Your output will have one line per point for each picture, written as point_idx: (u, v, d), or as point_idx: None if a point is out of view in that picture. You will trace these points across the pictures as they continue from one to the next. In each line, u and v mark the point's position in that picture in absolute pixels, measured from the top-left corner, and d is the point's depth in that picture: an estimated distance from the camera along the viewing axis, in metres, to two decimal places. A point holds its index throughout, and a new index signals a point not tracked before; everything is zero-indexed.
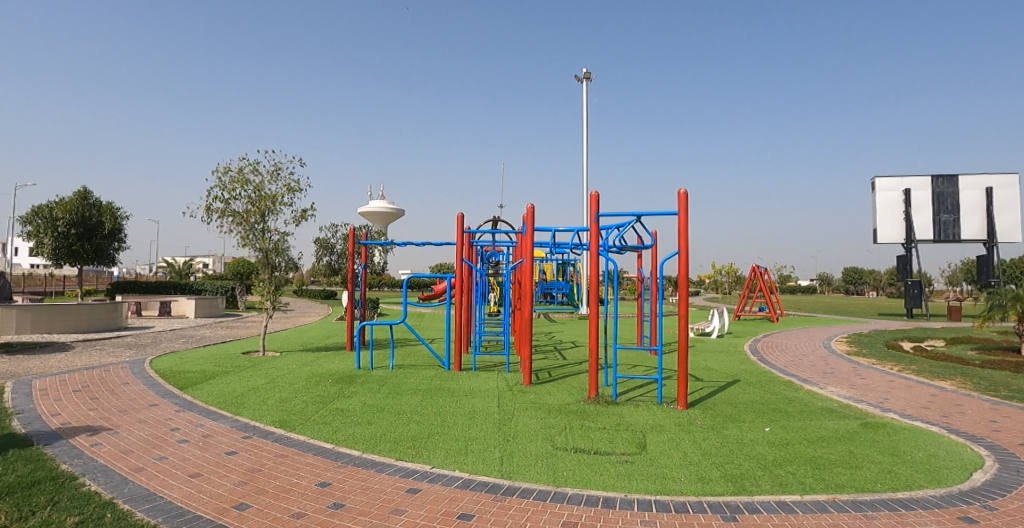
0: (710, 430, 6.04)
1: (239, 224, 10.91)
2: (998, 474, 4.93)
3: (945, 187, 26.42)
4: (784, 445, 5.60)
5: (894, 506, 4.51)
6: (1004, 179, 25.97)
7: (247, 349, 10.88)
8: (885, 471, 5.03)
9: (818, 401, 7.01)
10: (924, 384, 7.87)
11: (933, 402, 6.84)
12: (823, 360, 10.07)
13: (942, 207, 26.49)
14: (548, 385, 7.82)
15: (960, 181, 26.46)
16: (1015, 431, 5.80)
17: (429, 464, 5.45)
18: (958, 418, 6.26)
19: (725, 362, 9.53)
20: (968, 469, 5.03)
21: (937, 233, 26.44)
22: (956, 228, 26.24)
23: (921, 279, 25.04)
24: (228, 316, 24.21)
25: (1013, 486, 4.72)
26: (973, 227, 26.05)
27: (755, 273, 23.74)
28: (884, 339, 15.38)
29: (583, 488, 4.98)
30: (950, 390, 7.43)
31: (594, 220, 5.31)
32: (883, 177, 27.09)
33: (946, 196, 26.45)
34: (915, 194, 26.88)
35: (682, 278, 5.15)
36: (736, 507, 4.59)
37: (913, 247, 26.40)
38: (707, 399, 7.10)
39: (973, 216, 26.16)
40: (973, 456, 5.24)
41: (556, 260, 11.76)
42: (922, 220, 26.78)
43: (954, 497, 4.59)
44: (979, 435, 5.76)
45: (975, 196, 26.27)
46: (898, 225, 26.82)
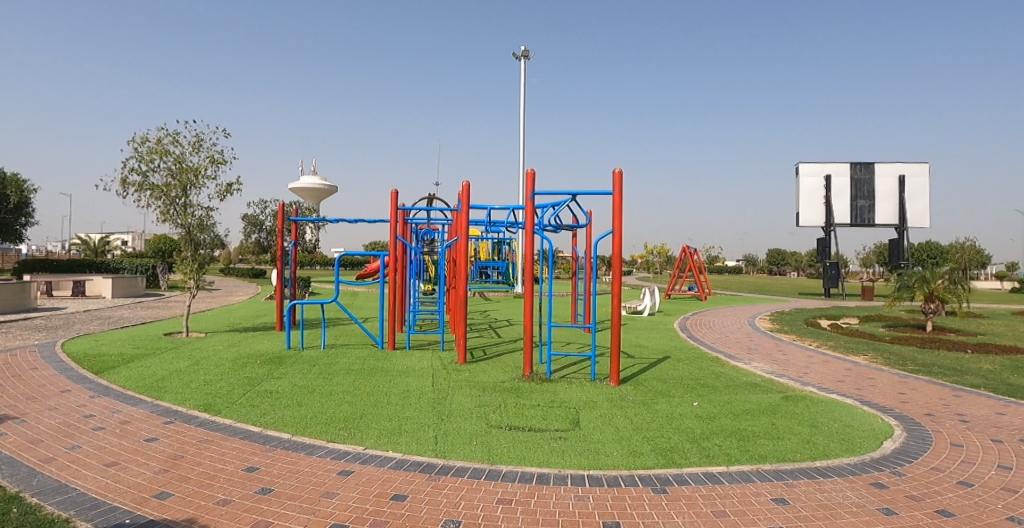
0: (641, 405, 6.16)
1: (159, 199, 10.36)
2: (905, 442, 5.24)
3: (864, 173, 27.96)
4: (711, 418, 5.77)
5: (813, 473, 4.78)
6: (916, 168, 27.71)
7: (170, 330, 10.40)
8: (804, 441, 5.26)
9: (741, 376, 7.28)
10: (841, 359, 8.30)
11: (847, 376, 7.21)
12: (748, 336, 10.52)
13: (860, 193, 28.03)
14: (483, 363, 7.82)
15: (877, 168, 28.02)
16: (920, 402, 6.18)
17: (362, 445, 5.34)
18: (870, 390, 6.62)
19: (656, 339, 9.81)
20: (880, 438, 5.31)
21: (854, 217, 27.96)
22: (872, 214, 27.86)
23: (839, 261, 26.50)
24: (149, 297, 23.12)
25: (919, 454, 5.03)
26: (887, 213, 27.74)
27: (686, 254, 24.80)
28: (803, 316, 16.19)
29: (518, 465, 5.01)
30: (863, 365, 7.87)
31: (529, 198, 5.30)
32: (807, 162, 28.40)
33: (865, 182, 27.97)
34: (835, 180, 28.31)
35: (617, 257, 5.21)
36: (665, 480, 4.77)
37: (833, 231, 27.87)
38: (638, 375, 7.25)
39: (886, 203, 27.84)
40: (883, 425, 5.54)
41: (493, 239, 11.62)
42: (842, 205, 28.23)
43: (867, 464, 4.88)
44: (886, 406, 6.11)
45: (889, 184, 27.99)
46: (819, 209, 28.22)
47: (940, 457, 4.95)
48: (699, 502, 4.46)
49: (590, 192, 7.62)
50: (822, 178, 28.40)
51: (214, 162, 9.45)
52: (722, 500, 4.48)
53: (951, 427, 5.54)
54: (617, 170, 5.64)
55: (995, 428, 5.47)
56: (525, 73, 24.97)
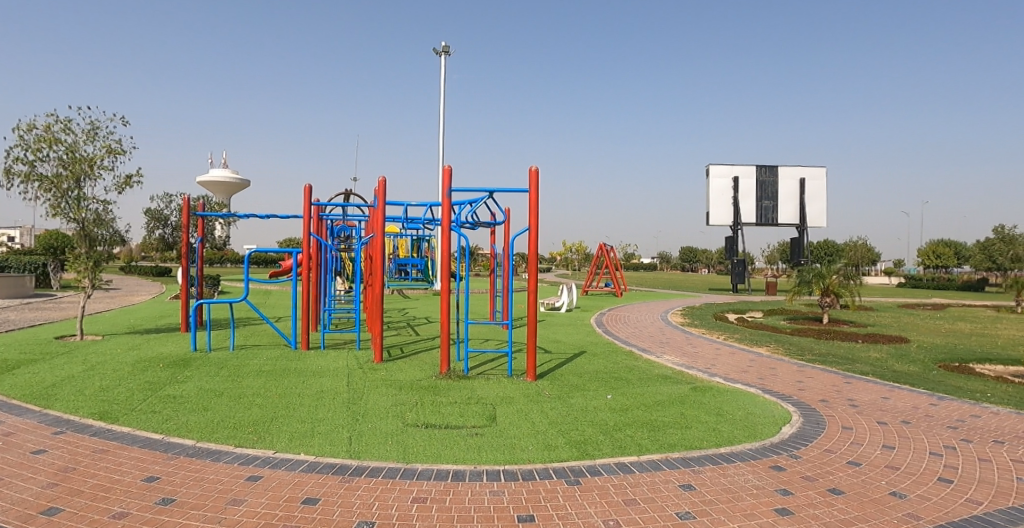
0: (557, 399, 6.26)
1: (48, 191, 9.69)
2: (802, 427, 5.56)
3: (768, 176, 29.80)
4: (624, 410, 5.93)
5: (717, 459, 5.01)
6: (815, 172, 29.85)
7: (60, 334, 9.66)
8: (711, 429, 5.49)
9: (653, 368, 7.53)
10: (745, 350, 8.74)
11: (751, 366, 7.59)
12: (660, 330, 10.94)
13: (764, 194, 29.80)
14: (400, 361, 7.76)
15: (781, 171, 29.90)
16: (815, 389, 6.59)
17: (272, 449, 5.15)
18: (772, 380, 6.98)
19: (572, 334, 10.04)
20: (779, 424, 5.62)
21: (759, 217, 29.67)
22: (774, 214, 29.70)
23: (745, 258, 28.11)
24: (34, 296, 21.32)
25: (814, 437, 5.36)
26: (789, 213, 29.65)
27: (603, 251, 25.59)
28: (711, 310, 17.03)
29: (434, 462, 4.97)
30: (766, 355, 8.31)
31: (445, 195, 5.40)
32: (717, 164, 29.83)
33: (768, 185, 29.84)
34: (743, 181, 29.88)
35: (533, 254, 5.29)
36: (579, 471, 4.87)
37: (740, 230, 29.48)
38: (554, 370, 7.37)
39: (788, 204, 29.79)
40: (783, 411, 5.87)
41: (411, 236, 11.51)
42: (748, 206, 29.86)
43: (767, 449, 5.15)
44: (786, 394, 6.47)
45: (790, 186, 29.99)
46: (727, 209, 29.75)
47: (832, 439, 5.31)
48: (611, 492, 4.57)
49: (508, 190, 7.72)
50: (729, 180, 29.84)
51: (111, 152, 8.97)
52: (633, 489, 4.63)
53: (842, 411, 5.95)
54: (537, 171, 5.36)
55: (879, 411, 5.94)
56: (445, 69, 24.95)
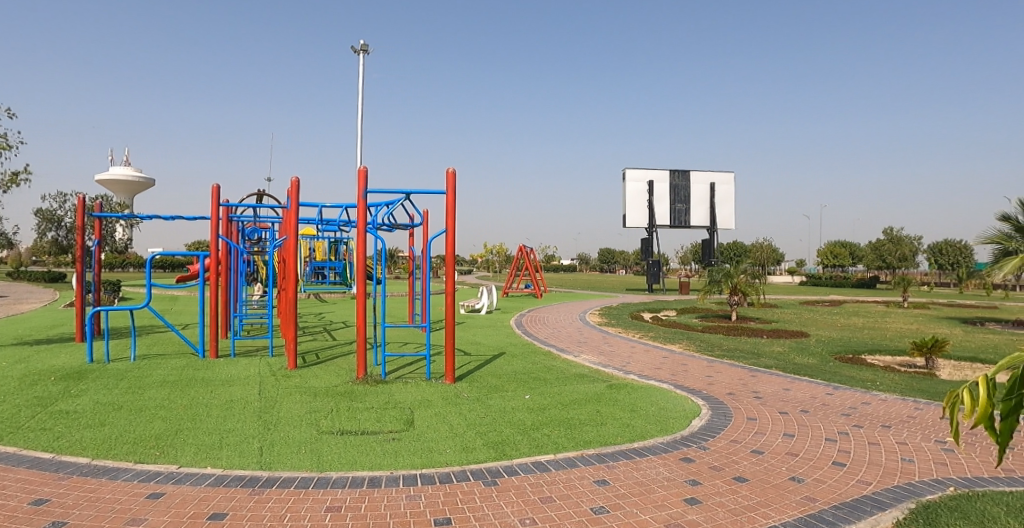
0: (476, 401, 6.30)
1: None
2: (711, 420, 5.81)
3: (681, 181, 31.45)
4: (541, 409, 6.04)
5: (631, 454, 5.19)
6: (724, 178, 31.87)
7: None
8: (625, 425, 5.68)
9: (571, 368, 7.69)
10: (659, 347, 9.12)
11: (664, 363, 7.88)
12: (577, 330, 11.24)
13: (677, 198, 31.37)
14: (316, 367, 7.62)
15: (692, 176, 31.65)
16: (723, 383, 6.93)
17: (176, 464, 4.91)
18: (683, 375, 7.27)
19: (491, 335, 10.16)
20: (689, 417, 5.86)
21: (673, 220, 31.11)
22: (687, 217, 31.25)
23: (660, 259, 29.45)
24: None
25: (721, 429, 5.62)
26: (700, 216, 31.34)
27: (522, 253, 26.80)
28: (630, 310, 17.59)
29: (349, 470, 4.88)
30: (678, 352, 8.69)
31: (360, 197, 6.15)
32: (633, 168, 30.96)
33: (681, 189, 31.44)
34: (658, 186, 31.28)
35: (449, 254, 5.64)
36: (496, 472, 4.91)
37: (655, 231, 30.78)
38: (474, 372, 7.39)
39: (699, 208, 31.50)
40: (693, 405, 6.12)
41: (328, 239, 11.38)
42: (663, 209, 31.26)
43: (678, 442, 5.36)
44: (696, 388, 6.75)
45: (701, 190, 31.74)
46: (643, 212, 30.91)
47: (737, 430, 5.58)
48: (527, 491, 4.62)
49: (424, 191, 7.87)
50: (645, 183, 31.10)
51: None
52: (548, 486, 4.70)
53: (747, 403, 6.28)
54: (453, 170, 5.84)
55: (781, 402, 6.30)
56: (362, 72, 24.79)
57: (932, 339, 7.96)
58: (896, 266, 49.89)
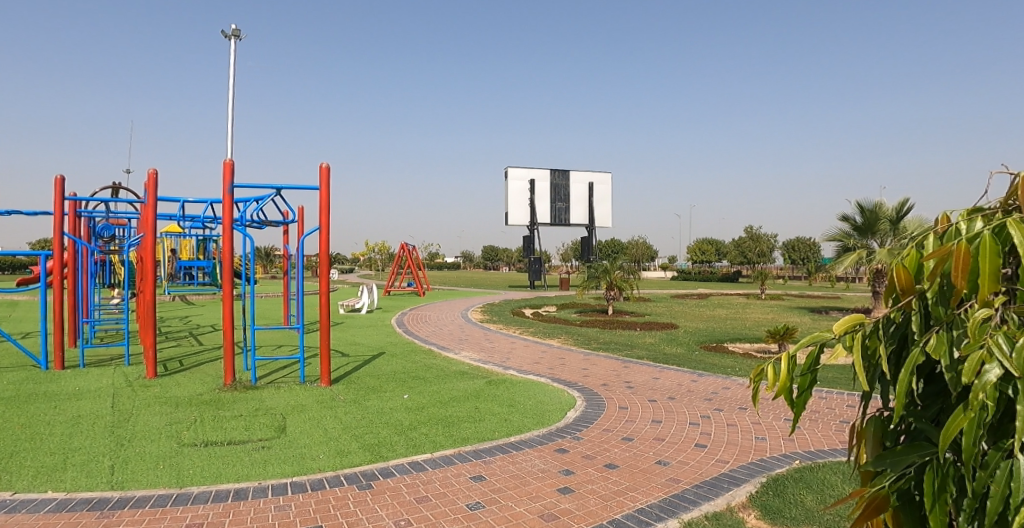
0: (352, 403, 6.43)
1: None
2: (585, 410, 6.10)
3: (561, 180, 33.77)
4: (419, 408, 6.21)
5: (506, 448, 5.37)
6: (601, 178, 34.54)
7: None
8: (502, 420, 5.88)
9: (450, 366, 7.83)
10: (538, 342, 9.48)
11: (543, 357, 8.21)
12: (458, 328, 11.50)
13: (558, 197, 33.62)
14: (179, 375, 7.31)
15: (571, 177, 34.09)
16: (598, 375, 7.31)
17: (7, 491, 4.38)
18: (560, 368, 7.59)
19: (371, 335, 10.12)
20: (565, 409, 6.12)
21: (554, 218, 33.39)
22: (567, 215, 33.71)
23: (541, 255, 32.88)
24: None
25: (593, 418, 5.92)
26: (579, 215, 33.91)
27: (403, 252, 27.56)
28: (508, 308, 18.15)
29: (213, 483, 4.62)
30: (556, 346, 9.10)
31: (229, 189, 5.85)
32: (516, 167, 32.86)
33: (561, 188, 33.79)
34: (539, 185, 33.15)
35: (324, 251, 6.16)
36: (371, 474, 4.86)
37: (536, 228, 32.25)
38: (351, 374, 7.42)
39: (579, 206, 34.10)
40: (569, 396, 6.40)
41: (198, 237, 10.84)
42: (543, 207, 33.29)
43: (553, 434, 5.60)
44: (573, 381, 7.06)
45: (581, 189, 34.25)
46: (525, 210, 32.92)
47: (608, 418, 5.89)
48: (402, 491, 4.60)
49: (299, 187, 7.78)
50: (527, 182, 32.99)
51: None
52: (425, 485, 4.71)
53: (619, 392, 6.67)
54: (329, 167, 6.56)
55: (649, 389, 6.75)
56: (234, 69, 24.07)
57: (784, 326, 8.64)
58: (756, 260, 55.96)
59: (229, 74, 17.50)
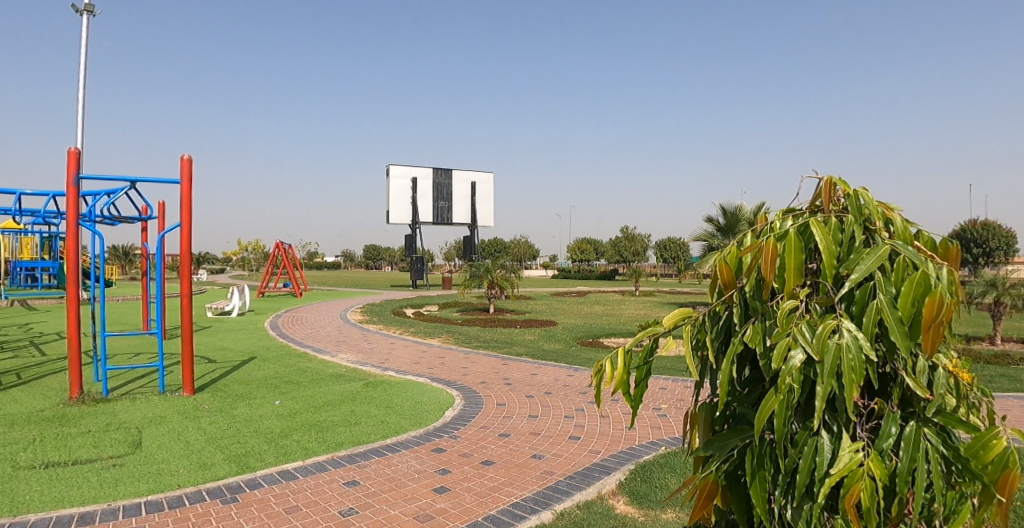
0: (218, 412, 6.06)
1: None
2: (463, 408, 6.21)
3: (443, 179, 36.03)
4: (292, 415, 6.01)
5: (382, 451, 5.30)
6: (483, 178, 37.35)
7: None
8: (378, 422, 5.82)
9: (327, 369, 7.70)
10: (419, 342, 9.72)
11: (423, 357, 8.35)
12: (337, 330, 11.50)
13: (440, 196, 35.92)
14: (12, 390, 6.48)
15: (454, 176, 36.47)
16: (477, 373, 7.49)
17: None
18: (440, 368, 7.73)
19: (242, 339, 9.62)
20: (443, 408, 6.19)
21: (436, 216, 35.70)
22: (449, 213, 36.15)
23: (422, 255, 34.23)
24: None
25: (471, 416, 6.03)
26: (462, 214, 36.46)
27: (279, 250, 26.32)
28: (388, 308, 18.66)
29: (52, 509, 4.09)
30: (437, 345, 9.39)
31: (72, 180, 5.23)
32: (398, 166, 34.80)
33: (444, 186, 36.03)
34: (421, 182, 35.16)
35: (185, 250, 6.27)
36: (237, 487, 4.57)
37: (417, 227, 34.70)
38: (218, 380, 7.02)
39: (461, 205, 36.57)
40: (447, 396, 6.50)
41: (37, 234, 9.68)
42: (426, 206, 35.37)
43: (430, 433, 5.62)
44: (451, 380, 7.19)
45: (463, 188, 36.73)
46: (407, 209, 34.96)
47: (486, 415, 6.01)
48: (271, 503, 4.36)
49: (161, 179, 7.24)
50: (409, 180, 34.88)
51: None
52: (295, 495, 4.50)
53: (497, 390, 6.86)
54: (190, 159, 6.36)
55: (526, 385, 6.99)
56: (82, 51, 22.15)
57: None
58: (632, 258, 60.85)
59: (79, 50, 15.87)
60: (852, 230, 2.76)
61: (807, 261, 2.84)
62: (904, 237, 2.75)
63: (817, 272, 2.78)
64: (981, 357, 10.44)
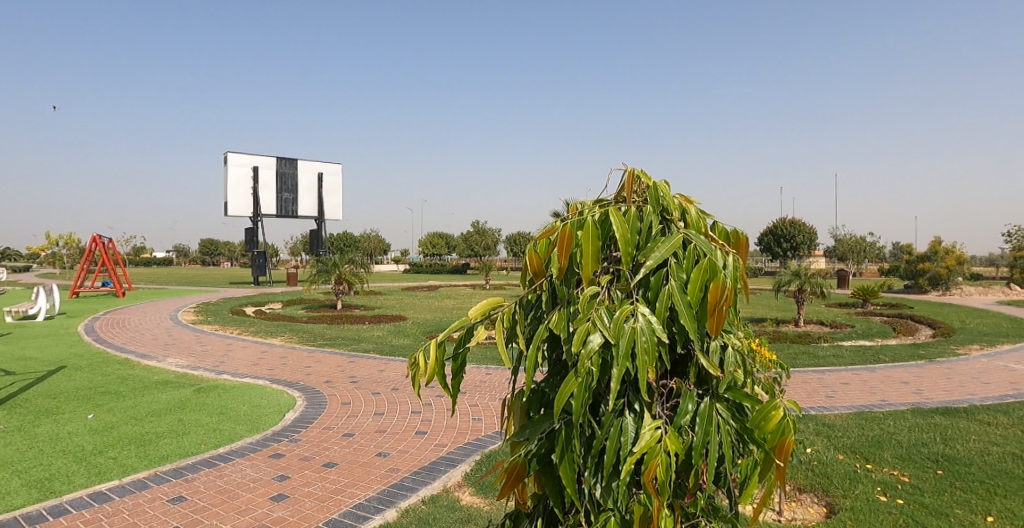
0: (15, 432, 5.22)
1: None
2: (304, 410, 6.10)
3: (286, 168, 35.05)
4: (108, 429, 5.37)
5: (213, 461, 4.89)
6: (331, 169, 37.19)
7: None
8: (210, 430, 5.44)
9: (153, 376, 7.11)
10: (260, 343, 9.81)
11: (262, 358, 8.39)
12: (167, 332, 10.96)
13: (284, 187, 34.97)
14: None
15: (299, 166, 35.74)
16: (320, 372, 7.63)
17: None
18: (280, 368, 7.79)
19: (48, 347, 8.48)
20: (282, 411, 6.02)
21: (279, 208, 34.69)
22: (294, 206, 35.35)
23: (264, 250, 33.02)
24: None
25: (313, 417, 5.90)
26: (308, 206, 35.94)
27: (98, 244, 23.42)
28: (228, 308, 17.51)
29: None
30: (278, 346, 9.53)
31: None
32: (236, 153, 32.95)
33: (287, 176, 35.17)
34: (263, 171, 33.93)
35: None
36: (36, 517, 3.94)
37: (259, 220, 33.30)
38: (16, 395, 6.08)
39: (307, 197, 36.04)
40: (288, 397, 6.42)
41: None
42: (268, 196, 34.32)
43: (268, 438, 5.34)
44: (293, 380, 7.18)
45: (309, 179, 36.29)
46: (247, 200, 32.97)
47: (329, 416, 5.90)
48: None
49: None
50: (250, 168, 33.10)
51: None
52: (109, 519, 3.99)
53: (342, 388, 6.90)
54: None
55: (372, 381, 7.12)
56: None
57: None
58: (484, 254, 63.58)
59: None
60: (651, 221, 2.80)
61: (608, 251, 2.87)
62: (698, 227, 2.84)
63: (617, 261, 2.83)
64: (788, 337, 11.99)
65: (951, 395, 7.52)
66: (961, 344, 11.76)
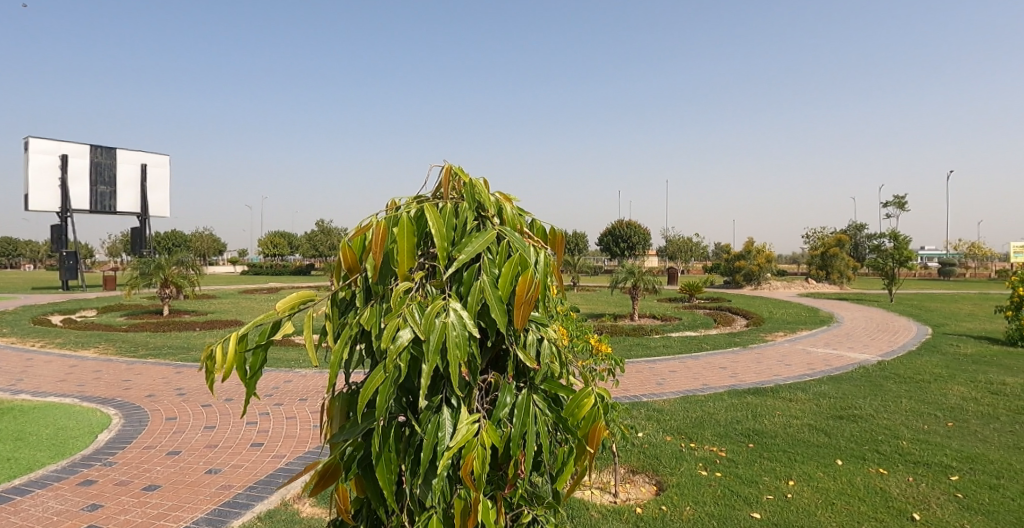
0: None
1: None
2: (121, 429, 5.59)
3: (102, 158, 31.46)
4: None
5: (6, 496, 4.23)
6: (157, 160, 33.70)
7: None
8: (3, 460, 4.75)
9: None
10: (67, 357, 8.83)
11: (70, 374, 7.58)
12: None
13: (100, 179, 31.43)
14: None
15: (119, 155, 32.12)
16: (142, 386, 7.07)
17: None
18: (92, 384, 7.11)
19: None
20: (95, 433, 5.47)
21: (93, 203, 30.98)
22: (112, 200, 31.72)
23: (75, 251, 29.28)
24: None
25: (133, 437, 5.43)
26: (128, 201, 32.25)
27: None
28: (26, 317, 15.31)
29: None
30: (90, 359, 8.65)
31: None
32: (40, 139, 29.30)
33: (104, 166, 31.59)
34: (72, 160, 30.42)
35: None
36: None
37: (69, 216, 29.70)
38: None
39: (127, 191, 32.27)
40: (101, 417, 5.86)
41: None
42: (80, 189, 30.65)
43: (76, 464, 4.78)
44: (108, 397, 6.59)
45: (131, 170, 32.52)
46: (54, 192, 29.71)
47: (151, 434, 5.46)
48: None
49: None
50: (58, 157, 29.90)
51: None
52: None
53: (167, 402, 6.48)
54: None
55: (202, 392, 6.75)
56: None
57: None
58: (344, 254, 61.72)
59: None
60: (467, 216, 2.30)
61: (424, 247, 2.35)
62: (517, 224, 2.40)
63: (434, 255, 2.31)
64: (625, 331, 12.99)
65: (760, 376, 8.57)
66: (770, 331, 13.52)
